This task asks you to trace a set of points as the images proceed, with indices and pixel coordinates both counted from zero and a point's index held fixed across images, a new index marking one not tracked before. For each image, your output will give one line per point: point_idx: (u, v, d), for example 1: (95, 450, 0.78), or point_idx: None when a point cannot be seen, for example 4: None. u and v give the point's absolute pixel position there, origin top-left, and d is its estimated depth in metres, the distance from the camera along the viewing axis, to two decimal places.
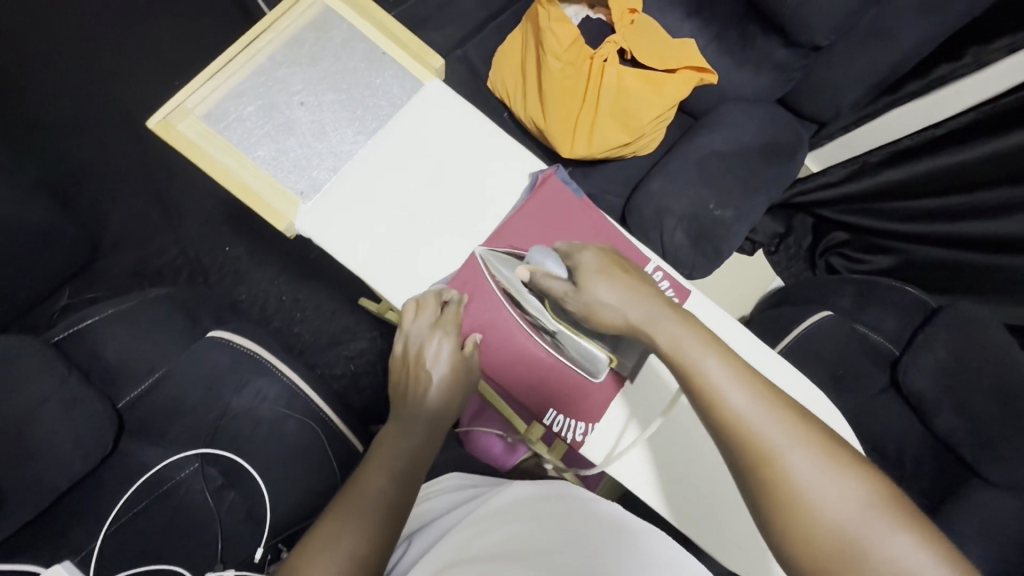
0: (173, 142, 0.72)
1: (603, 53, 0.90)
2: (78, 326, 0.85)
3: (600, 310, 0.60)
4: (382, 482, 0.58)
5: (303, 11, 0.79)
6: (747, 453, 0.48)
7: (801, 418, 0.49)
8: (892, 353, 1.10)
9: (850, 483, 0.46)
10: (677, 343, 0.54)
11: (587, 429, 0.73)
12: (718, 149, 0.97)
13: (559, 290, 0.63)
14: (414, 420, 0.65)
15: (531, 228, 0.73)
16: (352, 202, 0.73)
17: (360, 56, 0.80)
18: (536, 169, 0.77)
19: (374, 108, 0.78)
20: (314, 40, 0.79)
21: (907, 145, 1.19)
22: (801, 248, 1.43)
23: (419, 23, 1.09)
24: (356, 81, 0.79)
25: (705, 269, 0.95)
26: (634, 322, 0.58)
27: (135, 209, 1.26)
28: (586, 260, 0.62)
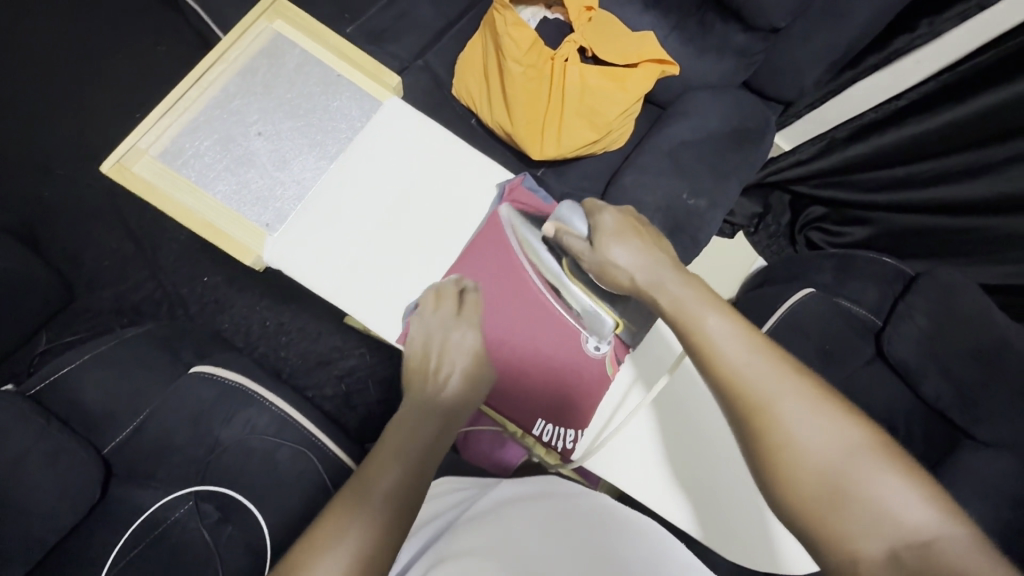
0: (130, 185, 0.71)
1: (564, 53, 0.90)
2: (54, 375, 0.83)
3: (612, 267, 0.63)
4: (398, 465, 0.54)
5: (252, 39, 0.78)
6: (739, 404, 0.49)
7: (795, 371, 0.49)
8: (876, 324, 1.11)
9: (840, 427, 0.46)
10: (677, 302, 0.56)
11: (576, 435, 0.71)
12: (687, 139, 0.98)
13: (578, 246, 0.66)
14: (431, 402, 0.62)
15: (503, 240, 0.74)
16: (319, 229, 0.72)
17: (315, 79, 0.79)
18: (502, 179, 0.77)
19: (334, 132, 0.77)
20: (266, 68, 0.78)
21: (870, 119, 1.20)
22: (780, 225, 1.45)
23: (378, 35, 1.08)
24: (314, 106, 0.78)
25: (685, 259, 0.95)
26: (642, 283, 0.60)
27: (106, 246, 1.23)
28: (604, 220, 0.65)
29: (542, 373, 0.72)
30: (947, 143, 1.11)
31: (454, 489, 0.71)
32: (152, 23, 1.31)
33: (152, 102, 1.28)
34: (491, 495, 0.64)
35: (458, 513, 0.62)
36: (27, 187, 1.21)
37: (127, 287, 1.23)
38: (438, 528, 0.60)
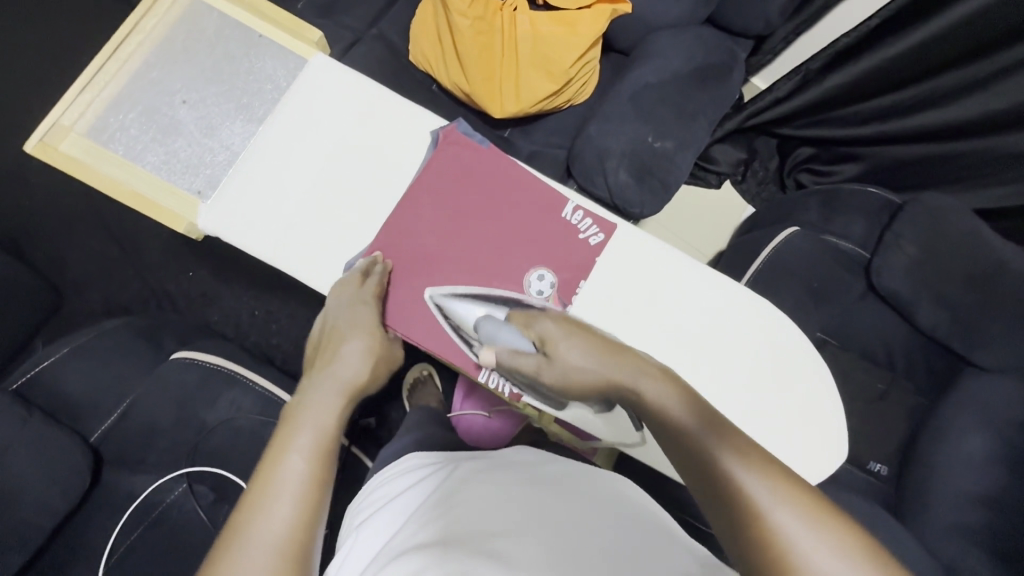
0: (57, 163, 0.72)
1: (512, 2, 0.88)
2: (35, 369, 0.85)
3: (575, 379, 0.56)
4: (301, 438, 0.56)
5: (169, 9, 0.77)
6: (732, 513, 0.45)
7: (785, 476, 0.46)
8: (863, 258, 1.08)
9: (841, 538, 0.42)
10: (668, 410, 0.52)
11: None
12: (649, 83, 0.95)
13: (529, 364, 0.58)
14: (324, 390, 0.60)
15: (441, 187, 0.72)
16: (252, 192, 0.71)
17: (237, 43, 0.78)
18: (436, 126, 0.74)
19: (260, 94, 0.76)
20: (186, 37, 0.77)
21: (845, 43, 1.14)
22: (769, 170, 1.42)
23: (329, 7, 1.06)
24: (238, 74, 0.77)
25: (657, 204, 0.92)
26: (611, 388, 0.56)
27: (91, 248, 1.25)
28: (545, 324, 0.59)
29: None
30: (929, 61, 1.05)
31: (416, 463, 0.68)
32: (108, 21, 1.30)
33: None
34: (454, 470, 0.62)
35: (421, 489, 0.60)
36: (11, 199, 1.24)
37: (117, 287, 1.25)
38: (399, 501, 0.59)
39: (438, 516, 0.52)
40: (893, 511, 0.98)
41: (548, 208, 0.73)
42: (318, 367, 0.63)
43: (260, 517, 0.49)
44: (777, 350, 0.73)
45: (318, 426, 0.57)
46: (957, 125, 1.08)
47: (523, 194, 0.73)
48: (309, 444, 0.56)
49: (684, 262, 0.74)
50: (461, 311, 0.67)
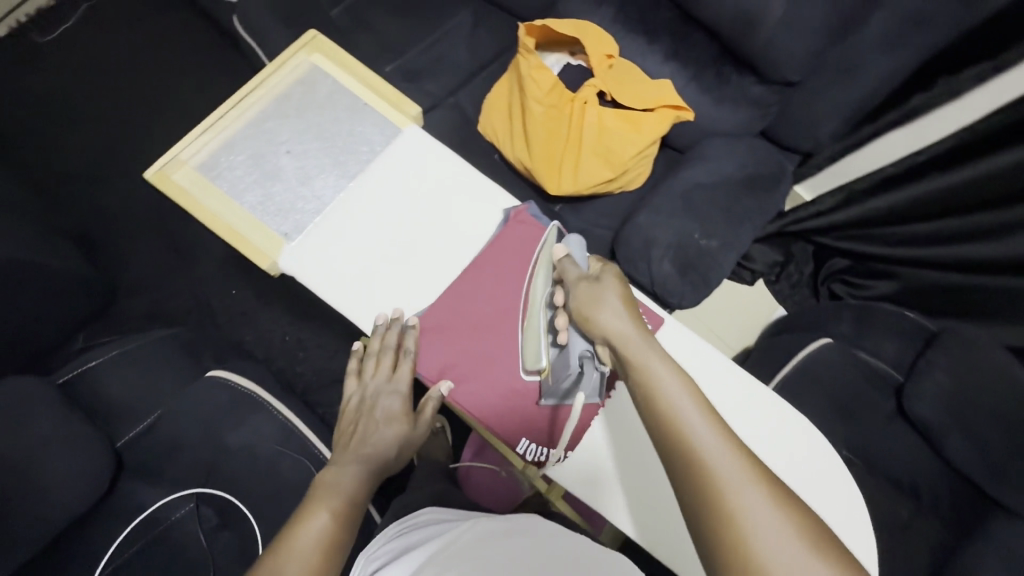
0: (167, 191, 0.78)
1: (583, 96, 0.93)
2: (82, 368, 0.88)
3: (597, 306, 0.60)
4: (333, 502, 0.61)
5: (291, 69, 0.85)
6: (696, 477, 0.48)
7: (756, 465, 0.49)
8: (896, 379, 1.07)
9: (799, 537, 0.44)
10: (664, 388, 0.53)
11: (560, 456, 0.69)
12: (701, 182, 1.00)
13: (574, 273, 0.64)
14: (356, 456, 0.67)
15: (504, 261, 0.75)
16: (332, 242, 0.76)
17: (344, 106, 0.85)
18: (508, 205, 0.79)
19: (355, 154, 0.82)
20: (300, 95, 0.85)
21: (891, 171, 1.18)
22: (803, 275, 1.45)
23: (415, 75, 1.16)
24: (341, 130, 0.83)
25: (695, 298, 0.96)
26: (614, 328, 0.58)
27: (150, 256, 1.34)
28: (610, 271, 0.64)
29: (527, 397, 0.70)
30: (967, 202, 1.08)
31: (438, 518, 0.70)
32: (217, 59, 1.46)
33: None
34: (477, 526, 0.63)
35: (437, 542, 0.60)
36: (96, 201, 1.36)
37: (164, 295, 1.32)
38: (413, 551, 0.60)
39: (455, 564, 0.53)
40: None
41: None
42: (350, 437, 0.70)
43: (291, 561, 0.54)
44: (800, 463, 0.73)
45: (343, 491, 0.63)
46: (992, 262, 1.09)
47: None
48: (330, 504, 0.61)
49: (721, 361, 0.77)
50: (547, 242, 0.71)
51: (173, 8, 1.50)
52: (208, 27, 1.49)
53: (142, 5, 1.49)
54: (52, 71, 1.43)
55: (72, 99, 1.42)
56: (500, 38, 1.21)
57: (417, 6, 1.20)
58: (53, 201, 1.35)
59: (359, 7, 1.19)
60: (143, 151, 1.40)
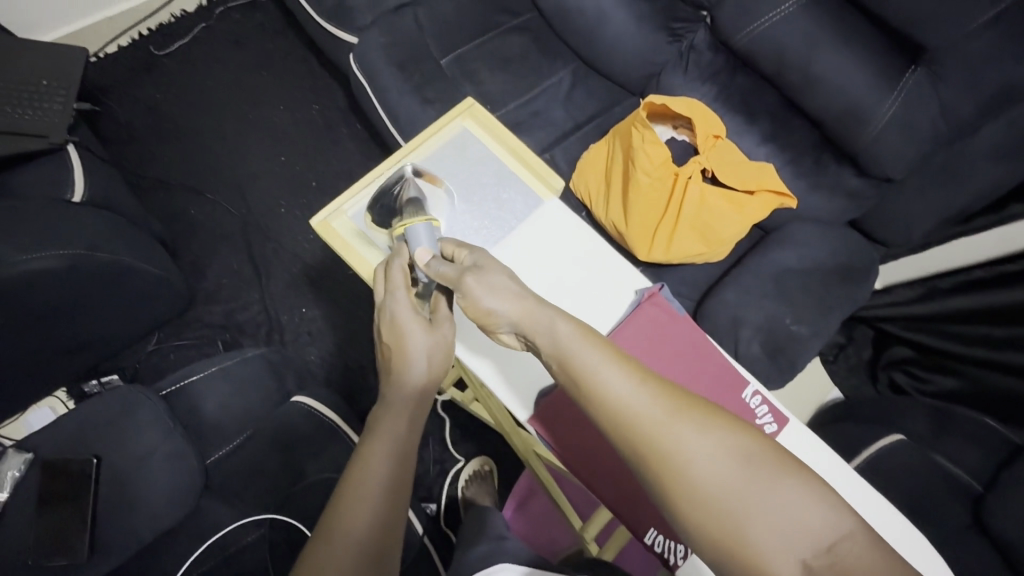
0: (328, 240, 0.79)
1: (687, 171, 0.96)
2: (183, 382, 0.91)
3: (476, 288, 0.61)
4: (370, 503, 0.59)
5: (444, 131, 0.83)
6: (603, 414, 0.52)
7: (649, 377, 0.53)
8: (975, 490, 1.03)
9: (693, 425, 0.49)
10: (557, 335, 0.56)
11: (687, 551, 0.68)
12: (792, 266, 1.01)
13: (453, 272, 0.63)
14: (382, 458, 0.62)
15: (637, 347, 0.70)
16: None
17: (491, 172, 0.82)
18: (640, 287, 0.74)
19: (500, 219, 0.78)
20: (452, 156, 0.82)
21: (979, 276, 1.19)
22: (861, 359, 1.43)
23: (515, 127, 1.21)
24: (486, 192, 0.80)
25: (780, 383, 0.95)
26: (515, 293, 0.60)
27: (230, 265, 1.38)
28: (484, 257, 0.64)
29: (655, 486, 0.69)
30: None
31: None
32: (316, 86, 1.54)
33: (301, 151, 1.48)
34: None
35: None
36: (188, 207, 1.42)
37: (238, 306, 1.35)
38: None
39: None
40: None
41: (729, 389, 0.70)
42: (375, 428, 0.65)
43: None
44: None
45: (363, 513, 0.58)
46: None
47: (712, 372, 0.71)
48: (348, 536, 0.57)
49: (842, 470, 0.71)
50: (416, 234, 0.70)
51: (281, 34, 1.58)
52: (312, 55, 1.57)
53: (253, 27, 1.58)
54: (163, 81, 1.52)
55: (177, 109, 1.50)
56: (596, 100, 1.25)
57: (521, 63, 1.25)
58: (149, 202, 1.42)
59: (466, 57, 1.25)
60: (236, 165, 1.47)
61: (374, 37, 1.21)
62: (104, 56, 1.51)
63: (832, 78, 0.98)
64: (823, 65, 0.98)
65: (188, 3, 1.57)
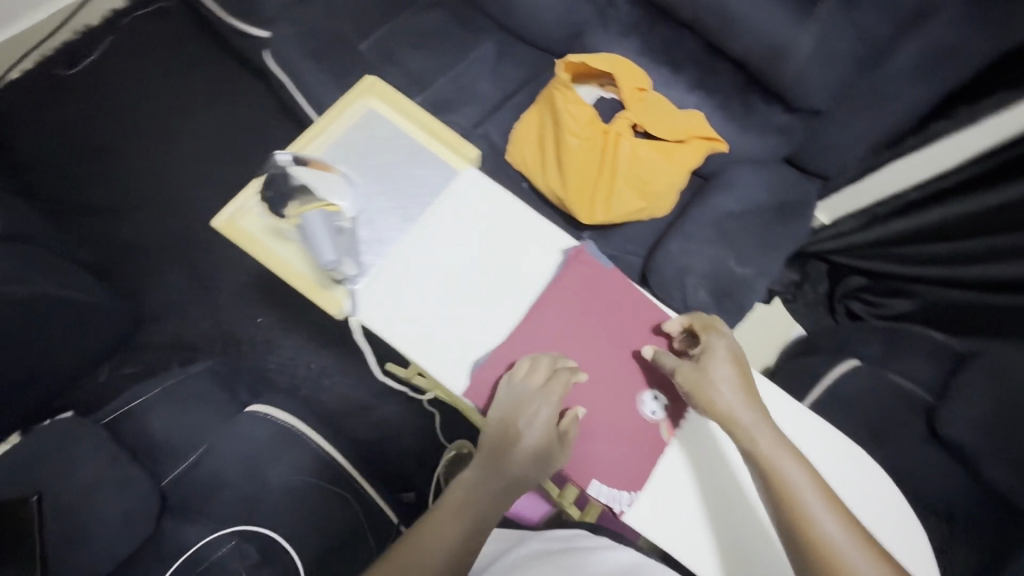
0: (236, 238, 0.76)
1: (616, 128, 0.95)
2: (127, 406, 0.90)
3: (714, 395, 0.66)
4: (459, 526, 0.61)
5: (350, 113, 0.82)
6: (810, 549, 0.58)
7: (864, 536, 0.59)
8: (926, 400, 1.07)
9: None
10: (788, 472, 0.62)
11: (631, 497, 0.68)
12: (731, 210, 1.02)
13: (677, 366, 0.69)
14: (489, 487, 0.64)
15: (568, 301, 0.74)
16: (398, 287, 0.73)
17: (403, 150, 0.81)
18: (566, 246, 0.77)
19: (417, 197, 0.78)
20: (360, 138, 0.81)
21: (915, 197, 1.23)
22: (819, 293, 1.48)
23: (443, 105, 1.18)
24: (398, 171, 0.79)
25: (731, 325, 0.96)
26: (736, 416, 0.65)
27: (174, 284, 1.33)
28: (724, 355, 0.68)
29: (600, 432, 0.70)
30: (999, 219, 1.08)
31: (480, 543, 0.78)
32: (238, 89, 1.48)
33: (232, 158, 1.43)
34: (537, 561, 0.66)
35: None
36: (122, 231, 1.36)
37: (187, 324, 1.31)
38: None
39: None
40: None
41: (657, 332, 0.74)
42: (490, 450, 0.66)
43: None
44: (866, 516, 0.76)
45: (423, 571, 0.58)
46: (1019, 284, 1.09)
47: (640, 319, 0.75)
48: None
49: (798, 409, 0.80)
50: (314, 230, 0.67)
51: (195, 38, 1.51)
52: (229, 56, 1.50)
53: (164, 34, 1.50)
54: (74, 102, 1.44)
55: (94, 129, 1.43)
56: (523, 68, 1.23)
57: (443, 38, 1.22)
58: (80, 231, 1.35)
59: (386, 39, 1.21)
60: (166, 180, 1.41)
61: (285, 30, 1.15)
62: (6, 83, 1.42)
63: (749, 16, 0.98)
64: (738, 4, 0.97)
65: (91, 16, 1.48)
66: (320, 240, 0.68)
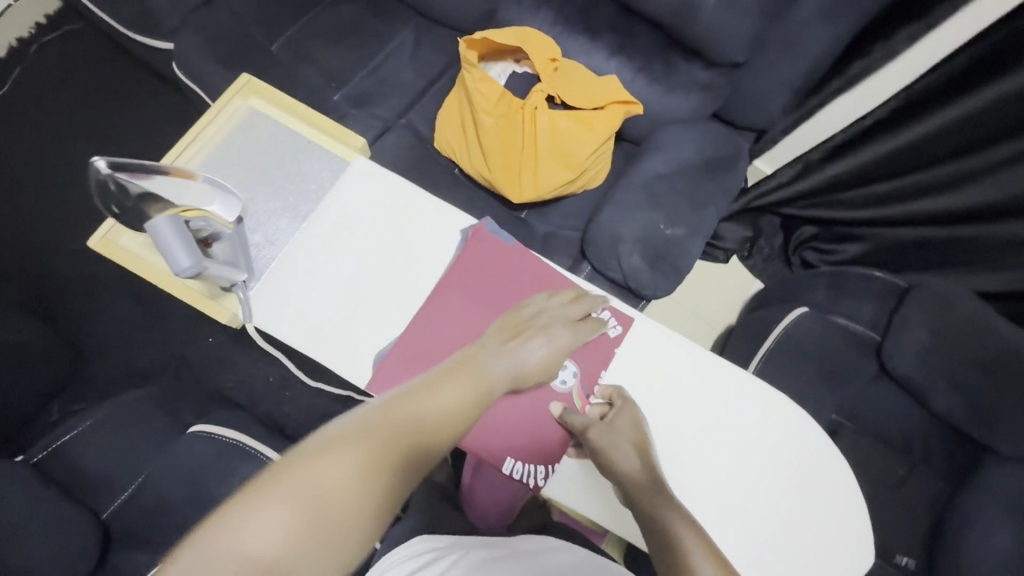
0: (118, 257, 0.76)
1: (533, 101, 0.94)
2: (55, 444, 0.87)
3: (610, 448, 0.65)
4: (449, 402, 0.56)
5: (228, 116, 0.82)
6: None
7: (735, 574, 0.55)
8: (875, 340, 1.09)
9: None
10: (665, 516, 0.59)
11: (547, 471, 0.70)
12: (660, 172, 1.01)
13: (582, 419, 0.68)
14: (492, 375, 0.61)
15: (470, 282, 0.71)
16: (300, 290, 0.72)
17: (287, 146, 0.81)
18: (465, 225, 0.75)
19: (305, 192, 0.79)
20: (241, 141, 0.81)
21: (843, 138, 1.21)
22: (774, 247, 1.46)
23: (365, 99, 1.15)
24: (284, 170, 0.80)
25: (670, 287, 0.96)
26: (623, 466, 0.64)
27: (118, 314, 1.30)
28: (625, 411, 0.68)
29: (512, 411, 0.70)
30: (931, 152, 1.10)
31: (420, 554, 0.61)
32: (159, 104, 1.42)
33: None
34: None
35: None
36: (58, 266, 1.33)
37: (136, 352, 1.28)
38: None
39: None
40: None
41: None
42: (506, 340, 0.65)
43: (366, 441, 0.48)
44: (823, 519, 0.70)
45: (422, 432, 0.53)
46: (955, 213, 1.12)
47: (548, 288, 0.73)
48: (399, 427, 0.51)
49: (781, 402, 0.73)
50: (166, 236, 0.65)
51: (110, 58, 1.45)
52: (146, 71, 1.44)
53: (77, 58, 1.45)
54: None
55: (16, 165, 1.38)
56: (443, 52, 1.20)
57: (357, 32, 1.19)
58: (14, 271, 1.31)
59: (298, 37, 1.17)
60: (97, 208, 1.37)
61: (192, 39, 1.11)
62: None
63: None
64: None
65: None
66: (175, 247, 0.65)
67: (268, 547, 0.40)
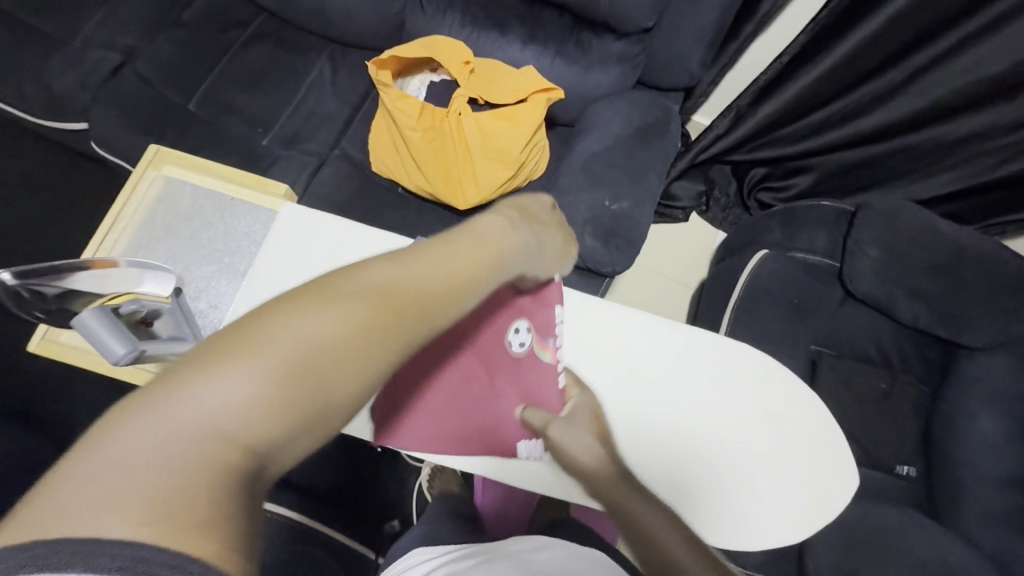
0: (60, 355, 0.79)
1: (456, 108, 0.95)
2: None
3: (572, 445, 0.63)
4: (471, 262, 0.41)
5: (146, 193, 0.86)
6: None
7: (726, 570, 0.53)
8: (834, 266, 1.11)
9: None
10: (644, 517, 0.56)
11: None
12: (596, 151, 1.03)
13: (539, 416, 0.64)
14: (515, 244, 0.48)
15: None
16: None
17: (211, 209, 0.85)
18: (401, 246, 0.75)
19: (237, 251, 0.83)
20: (164, 214, 0.84)
21: (765, 80, 1.20)
22: (729, 196, 1.47)
23: (295, 137, 1.15)
24: (215, 233, 0.84)
25: (628, 259, 0.96)
26: (588, 460, 0.61)
27: None
28: (581, 404, 0.66)
29: (499, 402, 0.65)
30: (862, 67, 1.10)
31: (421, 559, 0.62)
32: (88, 183, 1.38)
33: None
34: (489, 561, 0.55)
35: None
36: None
37: None
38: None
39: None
40: (931, 512, 0.99)
41: None
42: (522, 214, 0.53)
43: (359, 296, 0.33)
44: (814, 444, 0.73)
45: (431, 291, 0.37)
46: (889, 126, 1.16)
47: None
48: (404, 281, 0.36)
49: (739, 349, 0.76)
50: (99, 330, 0.62)
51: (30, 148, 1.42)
52: (68, 153, 1.40)
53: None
54: None
55: None
56: (362, 75, 1.19)
57: (272, 72, 1.17)
58: None
59: (214, 90, 1.16)
60: None
61: (105, 113, 1.09)
62: None
63: None
64: None
65: None
66: (113, 341, 0.63)
67: (234, 416, 0.28)
